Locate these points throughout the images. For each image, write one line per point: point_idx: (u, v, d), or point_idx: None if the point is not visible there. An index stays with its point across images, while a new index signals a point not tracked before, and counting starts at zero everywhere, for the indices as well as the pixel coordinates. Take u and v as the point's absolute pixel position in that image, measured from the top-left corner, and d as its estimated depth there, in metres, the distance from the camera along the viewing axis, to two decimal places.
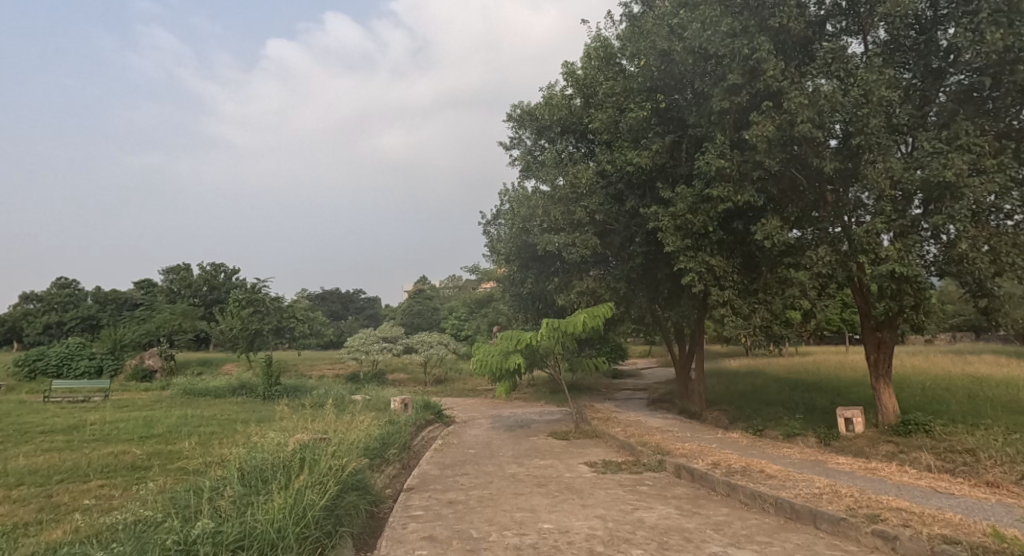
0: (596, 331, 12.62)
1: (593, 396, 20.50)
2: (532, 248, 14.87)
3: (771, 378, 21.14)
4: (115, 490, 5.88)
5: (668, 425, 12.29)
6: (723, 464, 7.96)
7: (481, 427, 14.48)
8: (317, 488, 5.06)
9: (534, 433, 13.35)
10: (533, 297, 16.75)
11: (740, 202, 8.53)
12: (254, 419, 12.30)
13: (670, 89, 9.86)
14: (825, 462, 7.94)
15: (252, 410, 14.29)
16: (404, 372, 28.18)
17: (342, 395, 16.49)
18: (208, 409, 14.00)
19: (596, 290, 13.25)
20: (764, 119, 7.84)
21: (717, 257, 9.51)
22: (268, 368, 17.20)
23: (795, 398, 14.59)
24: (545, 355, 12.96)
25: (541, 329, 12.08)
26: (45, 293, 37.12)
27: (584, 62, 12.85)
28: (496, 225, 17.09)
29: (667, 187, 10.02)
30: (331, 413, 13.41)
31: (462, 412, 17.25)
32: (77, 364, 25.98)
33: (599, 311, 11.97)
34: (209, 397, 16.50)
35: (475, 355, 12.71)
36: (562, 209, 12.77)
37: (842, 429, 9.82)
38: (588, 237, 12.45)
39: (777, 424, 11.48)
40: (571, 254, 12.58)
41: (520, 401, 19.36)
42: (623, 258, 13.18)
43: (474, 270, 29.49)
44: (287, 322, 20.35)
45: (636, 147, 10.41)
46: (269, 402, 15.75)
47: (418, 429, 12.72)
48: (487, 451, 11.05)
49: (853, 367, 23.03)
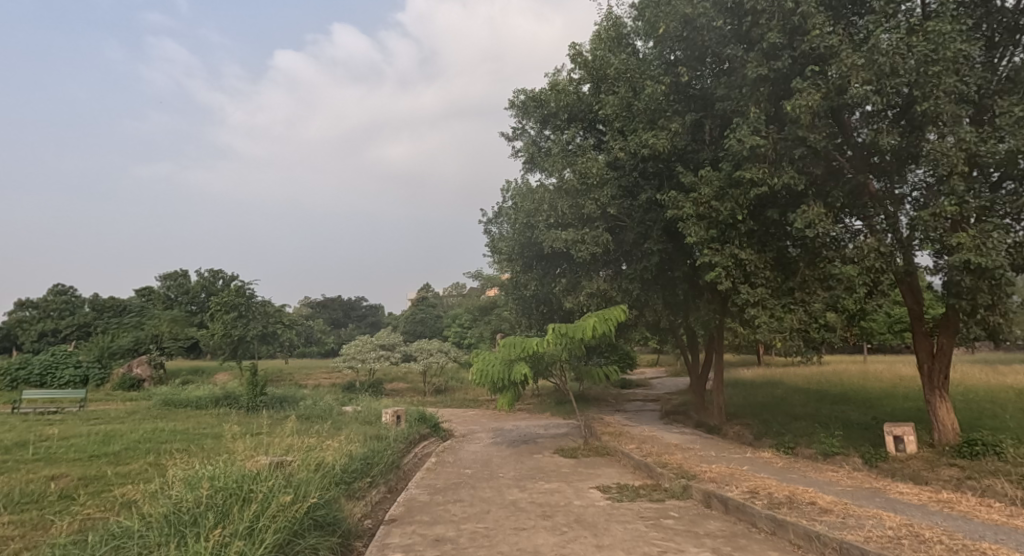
0: (608, 337, 11.42)
1: (601, 407, 19.26)
2: (536, 247, 13.73)
3: (792, 389, 19.85)
4: (15, 533, 4.71)
5: (688, 442, 11.04)
6: (762, 494, 6.71)
7: (480, 443, 13.26)
8: (253, 539, 3.84)
9: (538, 449, 12.12)
10: (537, 301, 15.59)
11: (778, 186, 7.34)
12: (229, 434, 11.15)
13: (692, 62, 8.73)
14: (885, 491, 6.68)
15: (232, 423, 13.14)
16: (403, 382, 27.00)
17: (332, 406, 15.33)
18: (185, 422, 12.89)
19: (606, 292, 12.07)
20: (808, 86, 6.67)
21: (747, 251, 8.34)
22: (253, 377, 16.09)
23: (825, 412, 13.30)
24: (551, 363, 11.78)
25: (548, 335, 10.91)
26: (40, 300, 36.31)
27: (594, 43, 11.73)
28: (498, 224, 15.95)
29: (689, 172, 8.94)
30: (316, 428, 12.23)
31: (462, 425, 16.04)
32: (62, 373, 24.97)
33: (611, 315, 10.78)
34: (190, 408, 15.41)
35: (473, 364, 11.51)
36: (570, 202, 11.68)
37: (892, 449, 8.58)
38: (600, 233, 11.43)
39: (811, 442, 10.22)
40: (580, 252, 11.50)
41: (524, 413, 18.17)
42: (636, 257, 12.03)
43: (477, 275, 28.38)
44: (278, 329, 19.27)
45: (653, 129, 9.31)
46: (252, 414, 14.63)
47: (409, 445, 11.52)
48: (486, 471, 9.83)
49: (878, 377, 21.66)
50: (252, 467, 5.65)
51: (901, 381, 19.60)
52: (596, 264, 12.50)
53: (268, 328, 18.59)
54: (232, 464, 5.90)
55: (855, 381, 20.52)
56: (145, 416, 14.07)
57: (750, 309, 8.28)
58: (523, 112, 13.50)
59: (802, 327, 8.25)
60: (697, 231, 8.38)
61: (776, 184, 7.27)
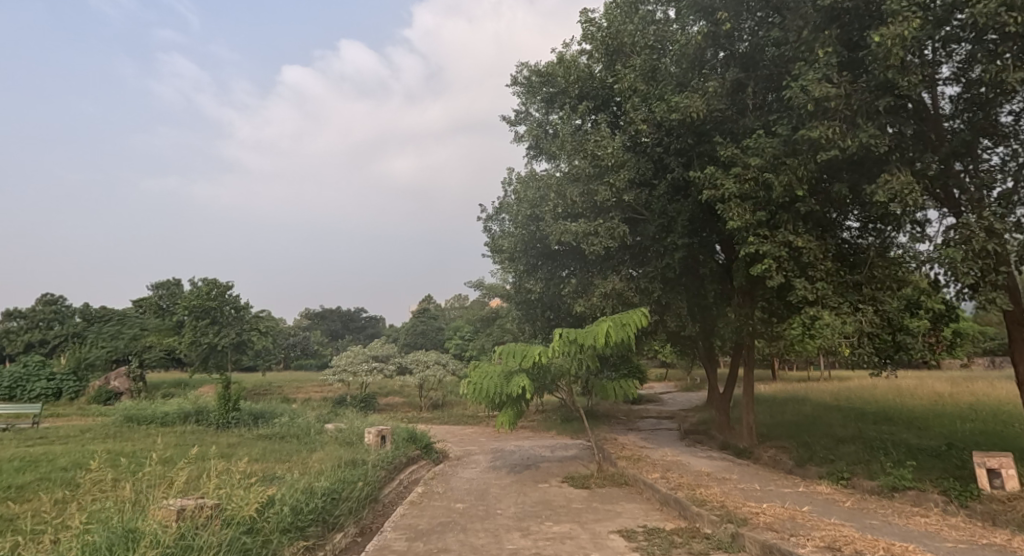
0: (625, 345, 9.69)
1: (613, 425, 17.56)
2: (542, 243, 12.15)
3: (822, 406, 18.10)
4: None
5: (722, 471, 9.31)
6: (847, 552, 4.97)
7: (476, 468, 11.54)
8: None
9: (544, 477, 10.39)
10: (542, 306, 13.96)
11: (853, 148, 5.75)
12: (181, 457, 9.51)
13: (735, 6, 7.19)
14: (1015, 551, 4.92)
15: (192, 443, 11.49)
16: (398, 396, 25.27)
17: (312, 424, 13.67)
18: (138, 442, 11.27)
19: (623, 292, 10.39)
20: (903, 11, 5.12)
21: (804, 237, 6.72)
22: (225, 391, 14.46)
23: (874, 435, 11.55)
24: (559, 376, 10.12)
25: (553, 341, 9.26)
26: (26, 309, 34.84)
27: (607, 8, 10.16)
28: (499, 221, 14.35)
29: (728, 142, 7.38)
30: (287, 453, 10.56)
31: (457, 445, 14.31)
32: (32, 386, 23.56)
33: (629, 319, 8.99)
34: (154, 425, 13.78)
35: (467, 377, 9.90)
36: (581, 189, 10.08)
37: (986, 485, 6.86)
38: (616, 224, 9.85)
39: (872, 472, 8.50)
40: (592, 246, 9.90)
41: (527, 432, 16.51)
42: (657, 254, 10.50)
43: (478, 283, 26.83)
44: (260, 337, 17.69)
45: (683, 92, 7.81)
46: (221, 432, 12.99)
47: (392, 471, 9.85)
48: (481, 507, 8.15)
49: (911, 394, 19.88)
50: (140, 532, 4.00)
51: (942, 398, 17.78)
52: (611, 261, 10.91)
53: (247, 337, 17.00)
54: (117, 524, 4.24)
55: (891, 398, 18.68)
56: (99, 434, 12.45)
57: (808, 309, 6.67)
58: (527, 90, 11.87)
59: (875, 331, 6.64)
60: (744, 215, 6.82)
61: (852, 145, 5.67)
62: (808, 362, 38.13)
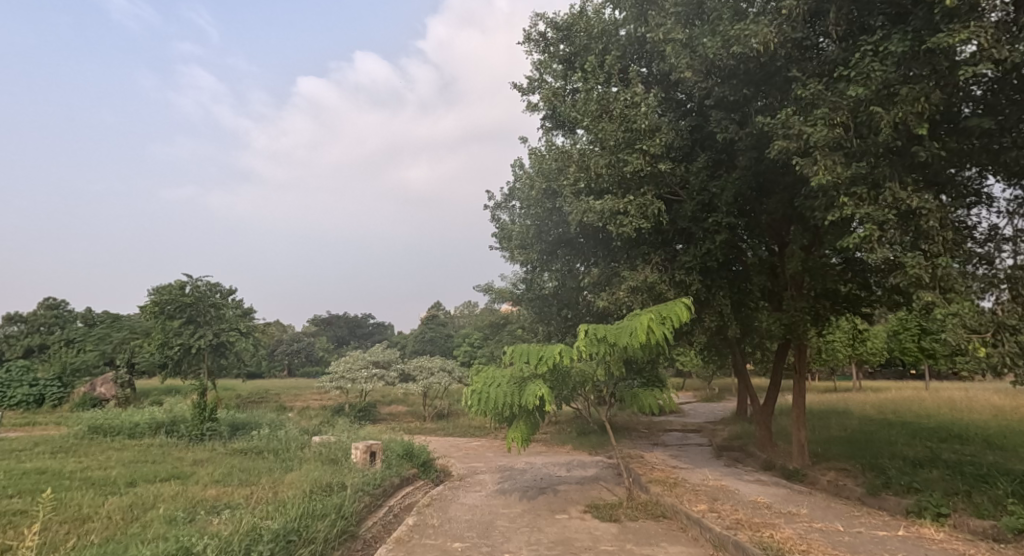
0: (663, 345, 7.96)
1: (635, 439, 15.79)
2: (559, 229, 10.51)
3: (869, 421, 16.20)
4: None
5: (785, 503, 7.50)
6: None
7: (481, 491, 9.81)
8: None
9: (562, 505, 8.63)
10: (558, 303, 12.29)
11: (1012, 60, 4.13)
12: (125, 479, 7.88)
13: None
14: None
15: (151, 460, 9.84)
16: (402, 405, 23.63)
17: (296, 437, 12.06)
18: (88, 458, 9.67)
19: (656, 284, 8.59)
20: None
21: (917, 195, 5.08)
22: (201, 400, 12.88)
23: (956, 456, 9.70)
24: (581, 383, 8.41)
25: (578, 340, 7.59)
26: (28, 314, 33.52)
27: None
28: (509, 207, 12.70)
29: (806, 80, 5.74)
30: (256, 473, 8.91)
31: (460, 463, 12.60)
32: (14, 392, 22.06)
33: (670, 311, 7.32)
34: (120, 437, 12.20)
35: (470, 384, 8.23)
36: (607, 158, 8.39)
37: None
38: (649, 200, 8.26)
39: (984, 508, 6.65)
40: (621, 228, 8.25)
41: (540, 447, 14.77)
42: (696, 238, 8.86)
43: (487, 288, 25.18)
44: (245, 339, 16.16)
45: (744, 22, 6.33)
46: (191, 446, 11.37)
47: (379, 498, 8.15)
48: (485, 548, 6.45)
49: (964, 406, 17.96)
50: None
51: (1003, 413, 15.86)
52: (640, 247, 9.18)
53: (229, 338, 15.46)
54: None
55: (945, 411, 16.73)
56: (50, 447, 10.87)
57: (922, 294, 5.03)
58: (543, 51, 10.14)
59: (1016, 322, 5.01)
60: (835, 169, 5.23)
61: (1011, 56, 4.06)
62: (834, 373, 36.12)
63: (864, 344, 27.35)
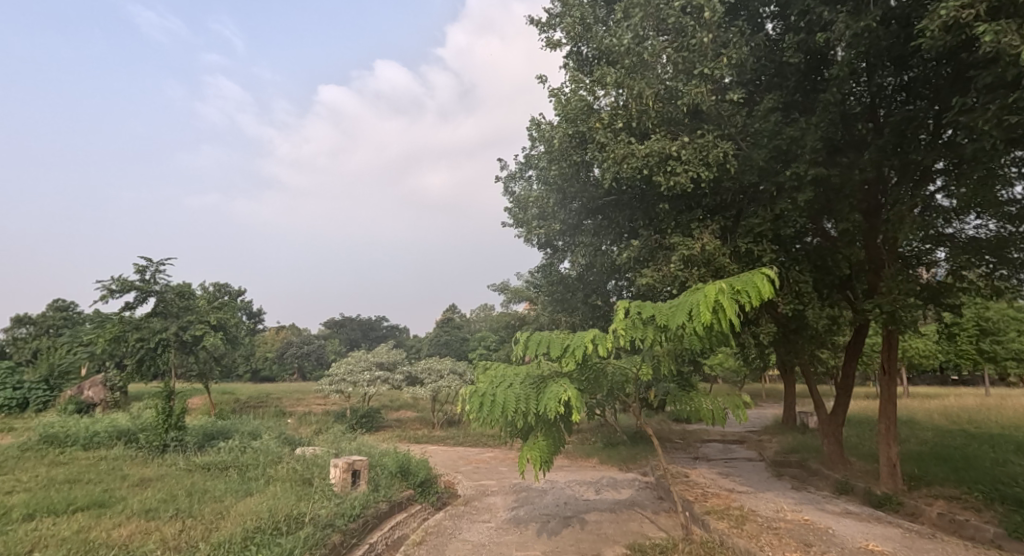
0: (730, 333, 5.87)
1: (672, 452, 13.64)
2: (585, 195, 8.54)
3: (944, 432, 13.81)
4: None
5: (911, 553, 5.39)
6: None
7: (490, 522, 7.81)
8: None
9: (595, 546, 6.57)
10: (582, 291, 10.29)
11: None
12: (23, 511, 6.03)
13: None
14: None
15: (84, 478, 8.04)
16: (410, 411, 21.70)
17: (273, 450, 10.16)
18: (10, 476, 7.89)
19: (716, 256, 6.56)
20: None
21: None
22: (167, 405, 11.12)
23: None
24: (619, 385, 6.37)
25: (615, 322, 5.56)
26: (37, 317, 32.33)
27: None
28: (523, 177, 10.76)
29: None
30: (205, 499, 7.03)
31: (468, 480, 10.62)
32: None
33: (747, 284, 5.14)
34: (73, 447, 10.50)
35: (473, 385, 6.22)
36: (655, 88, 6.51)
37: None
38: (711, 142, 6.40)
39: None
40: (672, 179, 6.32)
41: (562, 461, 12.77)
42: (767, 198, 6.84)
43: (502, 287, 23.25)
44: (219, 333, 14.45)
45: None
46: (151, 460, 9.59)
47: (356, 534, 6.21)
48: None
49: None
50: None
51: None
52: (692, 211, 7.15)
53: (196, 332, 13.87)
54: None
55: None
56: None
57: None
58: None
59: None
60: None
61: None
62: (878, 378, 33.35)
63: (912, 347, 24.75)
